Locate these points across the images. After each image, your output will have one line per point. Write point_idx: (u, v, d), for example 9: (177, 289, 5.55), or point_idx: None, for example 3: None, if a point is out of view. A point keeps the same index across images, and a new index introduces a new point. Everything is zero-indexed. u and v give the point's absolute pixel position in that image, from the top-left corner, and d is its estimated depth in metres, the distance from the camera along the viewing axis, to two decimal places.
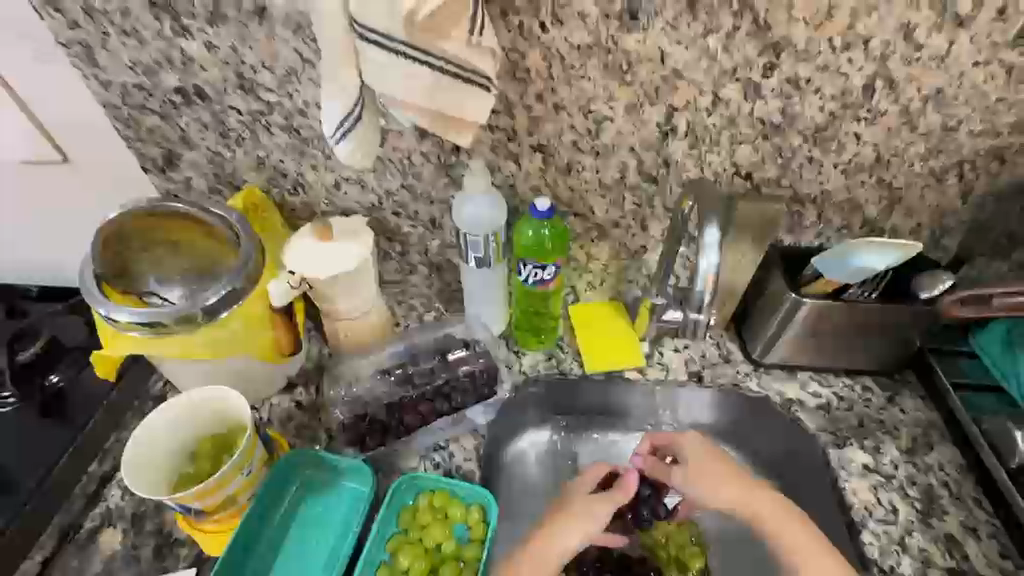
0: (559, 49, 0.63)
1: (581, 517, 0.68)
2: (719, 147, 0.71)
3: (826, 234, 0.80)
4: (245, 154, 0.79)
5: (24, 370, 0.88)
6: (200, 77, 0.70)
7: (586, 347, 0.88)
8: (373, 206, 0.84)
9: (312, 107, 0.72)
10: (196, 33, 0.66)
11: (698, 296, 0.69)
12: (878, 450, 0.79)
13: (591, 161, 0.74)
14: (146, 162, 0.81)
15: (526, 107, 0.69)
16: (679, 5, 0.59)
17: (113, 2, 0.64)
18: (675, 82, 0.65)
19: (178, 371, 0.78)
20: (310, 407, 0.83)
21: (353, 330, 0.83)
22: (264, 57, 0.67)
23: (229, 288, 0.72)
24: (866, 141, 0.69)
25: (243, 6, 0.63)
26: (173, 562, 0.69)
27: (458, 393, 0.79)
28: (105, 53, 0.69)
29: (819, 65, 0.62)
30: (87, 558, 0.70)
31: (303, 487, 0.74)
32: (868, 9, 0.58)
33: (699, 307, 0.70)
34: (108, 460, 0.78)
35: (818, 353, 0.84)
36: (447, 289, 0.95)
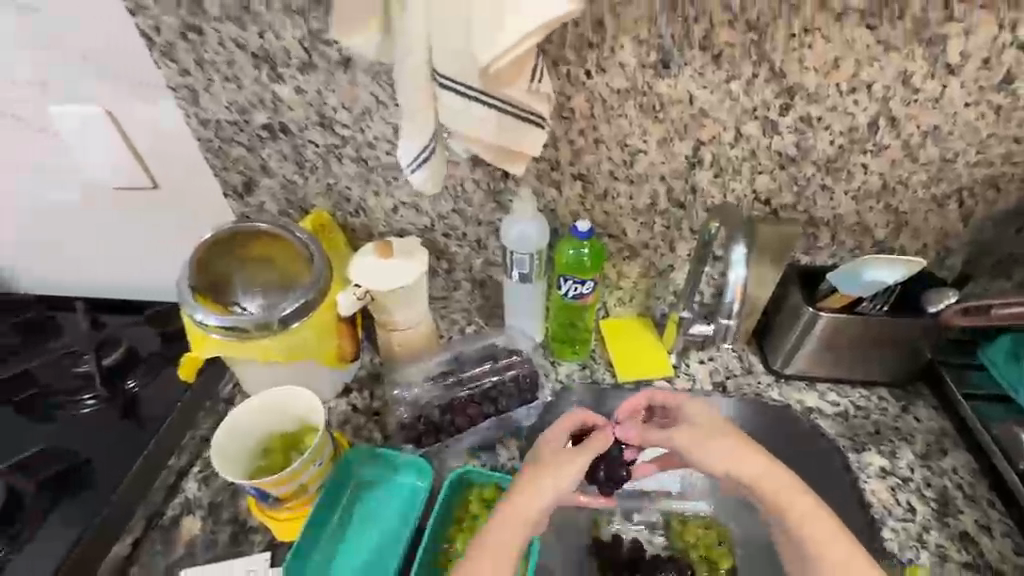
0: (601, 92, 0.73)
1: (564, 472, 0.68)
2: (741, 176, 0.80)
3: (839, 255, 0.87)
4: (316, 181, 0.89)
5: (111, 372, 0.95)
6: (286, 115, 0.81)
7: (618, 358, 0.96)
8: (426, 228, 0.94)
9: (380, 140, 0.82)
10: (288, 79, 0.77)
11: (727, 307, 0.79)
12: (894, 455, 0.86)
13: (626, 188, 0.83)
14: (228, 188, 0.91)
15: (570, 141, 0.78)
16: (707, 56, 0.69)
17: (220, 55, 0.75)
18: (702, 120, 0.74)
19: (250, 374, 0.86)
20: (366, 409, 0.91)
21: (404, 340, 0.91)
22: (344, 100, 0.78)
23: (302, 301, 0.80)
24: (873, 171, 0.77)
25: (331, 57, 0.74)
26: (249, 546, 0.76)
27: (503, 397, 0.87)
28: (206, 95, 0.80)
29: (829, 106, 0.71)
30: (171, 542, 0.77)
31: (367, 480, 0.82)
32: (871, 60, 0.67)
33: (728, 314, 0.79)
34: (185, 455, 0.85)
35: (834, 366, 0.91)
36: (487, 305, 1.03)
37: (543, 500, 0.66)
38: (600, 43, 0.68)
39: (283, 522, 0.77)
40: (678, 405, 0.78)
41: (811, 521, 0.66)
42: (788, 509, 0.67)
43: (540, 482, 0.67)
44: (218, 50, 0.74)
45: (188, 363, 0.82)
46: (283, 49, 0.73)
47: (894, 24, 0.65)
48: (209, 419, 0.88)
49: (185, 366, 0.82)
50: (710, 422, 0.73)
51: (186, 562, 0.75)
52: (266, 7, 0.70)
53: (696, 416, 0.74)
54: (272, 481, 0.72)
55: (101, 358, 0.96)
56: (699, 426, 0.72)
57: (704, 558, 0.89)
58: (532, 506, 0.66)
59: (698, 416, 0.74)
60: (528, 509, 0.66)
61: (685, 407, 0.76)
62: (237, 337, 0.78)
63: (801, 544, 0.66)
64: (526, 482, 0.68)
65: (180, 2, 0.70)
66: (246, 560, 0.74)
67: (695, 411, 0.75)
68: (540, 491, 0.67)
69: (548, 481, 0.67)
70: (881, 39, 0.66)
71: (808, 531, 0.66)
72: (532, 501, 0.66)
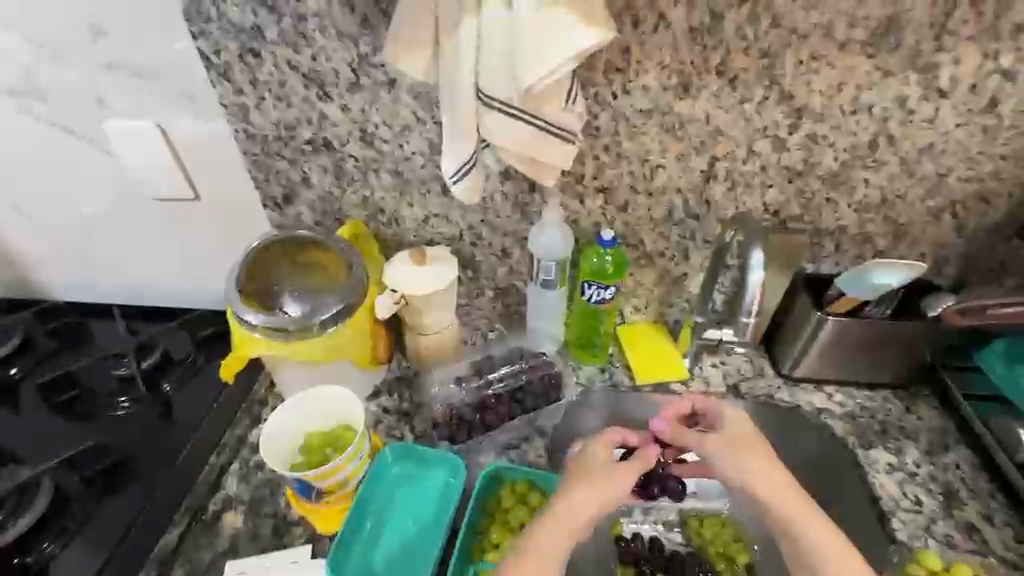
0: (626, 112, 0.79)
1: (609, 482, 0.69)
2: (752, 189, 0.86)
3: (843, 263, 0.93)
4: (352, 193, 0.94)
5: (151, 374, 0.99)
6: (330, 131, 0.86)
7: (636, 361, 1.00)
8: (454, 237, 0.98)
9: (416, 155, 0.88)
10: (334, 98, 0.83)
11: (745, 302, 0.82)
12: (901, 452, 0.90)
13: (645, 200, 0.89)
14: (267, 199, 0.95)
15: (595, 156, 0.84)
16: (723, 80, 0.76)
17: (274, 75, 0.81)
18: (717, 138, 0.81)
19: (290, 372, 0.90)
20: (397, 411, 0.94)
21: (434, 344, 0.96)
22: (386, 117, 0.84)
23: (342, 303, 0.85)
24: (873, 185, 0.84)
25: (377, 78, 0.80)
26: (290, 539, 0.80)
27: (530, 397, 0.91)
28: (256, 112, 0.85)
29: (833, 125, 0.78)
30: (214, 535, 0.80)
31: (401, 476, 0.85)
32: (871, 84, 0.75)
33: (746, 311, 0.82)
34: (225, 452, 0.88)
35: (841, 369, 0.96)
36: (508, 312, 1.08)
37: (590, 510, 0.67)
38: (626, 67, 0.75)
39: (324, 515, 0.80)
40: (720, 413, 0.79)
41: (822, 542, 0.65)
42: (802, 522, 0.67)
43: (586, 491, 0.68)
44: (272, 71, 0.80)
45: (234, 362, 0.84)
46: (333, 71, 0.80)
47: (891, 53, 0.72)
48: (246, 419, 0.92)
49: (230, 365, 0.84)
50: (746, 432, 0.75)
51: (230, 554, 0.79)
52: (320, 32, 0.76)
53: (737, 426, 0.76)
54: (314, 474, 0.75)
55: (139, 361, 1.00)
56: (737, 435, 0.74)
57: (721, 554, 0.93)
58: (577, 515, 0.67)
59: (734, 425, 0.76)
60: (576, 514, 0.67)
61: (727, 415, 0.78)
62: (282, 335, 0.83)
63: (806, 546, 0.66)
64: (573, 488, 0.69)
65: (241, 28, 0.77)
66: (287, 552, 0.77)
67: (732, 419, 0.78)
68: (587, 498, 0.68)
69: (595, 492, 0.68)
70: (879, 66, 0.73)
71: (814, 534, 0.66)
72: (579, 508, 0.67)
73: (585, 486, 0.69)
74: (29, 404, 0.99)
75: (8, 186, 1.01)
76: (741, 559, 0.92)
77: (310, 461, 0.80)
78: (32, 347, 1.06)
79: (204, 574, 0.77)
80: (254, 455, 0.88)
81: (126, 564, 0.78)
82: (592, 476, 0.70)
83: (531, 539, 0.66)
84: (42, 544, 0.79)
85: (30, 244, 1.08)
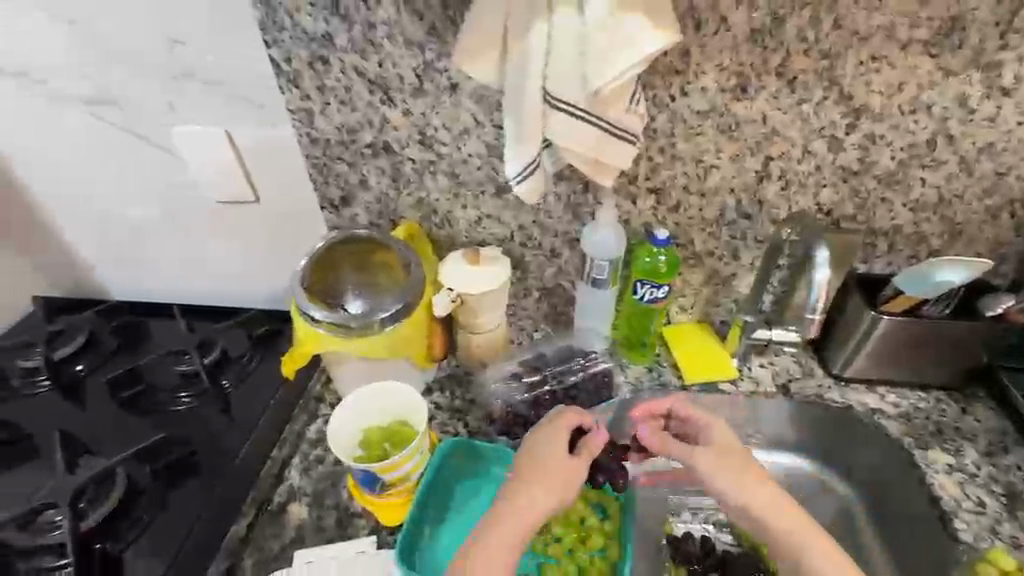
0: (683, 113, 0.81)
1: (563, 483, 0.73)
2: (806, 188, 0.87)
3: (896, 263, 0.93)
4: (408, 195, 0.96)
5: (213, 369, 1.01)
6: (391, 135, 0.89)
7: (685, 361, 1.00)
8: (505, 238, 1.00)
9: (473, 157, 0.90)
10: (398, 103, 0.86)
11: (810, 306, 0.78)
12: (959, 453, 0.90)
13: (697, 201, 0.90)
14: (324, 201, 0.98)
15: (649, 157, 0.86)
16: (782, 82, 0.77)
17: (341, 82, 0.84)
18: (774, 138, 0.82)
19: (346, 370, 0.92)
20: (450, 407, 0.96)
21: (485, 342, 0.97)
22: (446, 120, 0.87)
23: (401, 302, 0.87)
24: (929, 184, 0.84)
25: (440, 83, 0.83)
26: (354, 530, 0.82)
27: (584, 394, 0.93)
28: (321, 117, 0.88)
29: (891, 125, 0.79)
30: (281, 526, 0.83)
31: (459, 470, 0.87)
32: (932, 84, 0.75)
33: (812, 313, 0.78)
34: (286, 446, 0.91)
35: (892, 369, 0.96)
36: (553, 312, 1.08)
37: (546, 508, 0.71)
38: (686, 69, 0.77)
39: (387, 509, 0.82)
40: (702, 422, 0.83)
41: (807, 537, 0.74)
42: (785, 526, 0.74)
43: (545, 493, 0.72)
44: (339, 77, 0.84)
45: (298, 357, 0.88)
46: (398, 76, 0.83)
47: (953, 53, 0.73)
48: (304, 415, 0.94)
49: (294, 360, 0.88)
50: (731, 445, 0.80)
51: (297, 544, 0.81)
52: (388, 39, 0.79)
53: (720, 439, 0.80)
54: (380, 467, 0.77)
55: (202, 356, 1.02)
56: (722, 449, 0.79)
57: None
58: (537, 512, 0.70)
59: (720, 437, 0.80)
60: (530, 513, 0.70)
61: (708, 425, 0.82)
62: (344, 332, 0.85)
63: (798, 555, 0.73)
64: (529, 488, 0.72)
65: (313, 36, 0.80)
66: (354, 543, 0.80)
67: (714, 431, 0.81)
68: (544, 500, 0.71)
69: (547, 490, 0.72)
70: (941, 66, 0.74)
71: (808, 540, 0.73)
72: (532, 509, 0.71)
73: (547, 488, 0.72)
74: (94, 400, 1.01)
75: (78, 190, 1.05)
76: None
77: (370, 454, 0.82)
78: (94, 344, 1.08)
79: (273, 563, 0.80)
80: (314, 449, 0.91)
81: (200, 553, 0.80)
82: (554, 477, 0.73)
83: (490, 535, 0.69)
84: (117, 533, 0.81)
85: (94, 245, 1.13)
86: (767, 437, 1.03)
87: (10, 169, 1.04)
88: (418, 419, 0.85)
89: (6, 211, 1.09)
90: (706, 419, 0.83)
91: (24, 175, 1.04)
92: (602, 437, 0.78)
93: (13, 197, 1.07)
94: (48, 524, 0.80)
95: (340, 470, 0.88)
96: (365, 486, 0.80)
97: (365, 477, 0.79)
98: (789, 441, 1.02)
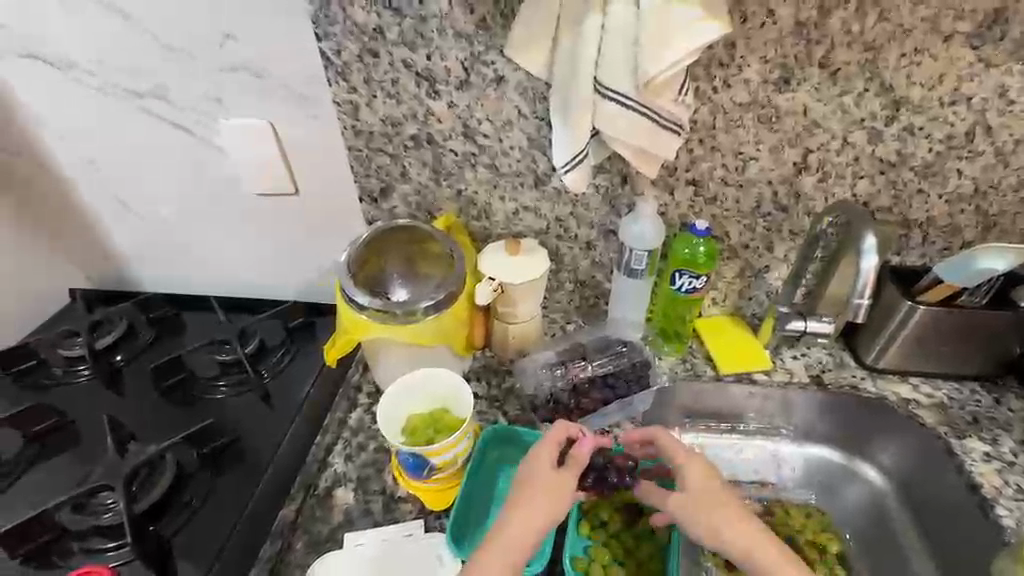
0: (725, 105, 0.83)
1: (549, 503, 0.71)
2: (843, 180, 0.88)
3: (929, 255, 0.95)
4: (447, 187, 0.97)
5: (254, 358, 1.02)
6: (434, 127, 0.91)
7: (718, 352, 1.01)
8: (542, 230, 1.00)
9: (514, 149, 0.92)
10: (444, 95, 0.88)
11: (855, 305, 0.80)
12: (996, 441, 0.91)
13: (734, 193, 0.91)
14: (363, 193, 0.99)
15: (689, 149, 0.87)
16: (824, 75, 0.79)
17: (389, 74, 0.87)
18: (813, 130, 0.84)
19: (388, 359, 0.94)
20: (488, 396, 0.97)
21: (521, 333, 0.98)
22: (490, 112, 0.89)
23: (446, 291, 0.88)
24: (966, 175, 0.86)
25: (487, 76, 0.85)
26: (401, 514, 0.84)
27: (622, 382, 0.94)
28: (367, 109, 0.90)
29: (930, 116, 0.81)
30: (328, 510, 0.84)
31: (502, 457, 0.89)
32: (970, 76, 0.78)
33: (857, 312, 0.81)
34: (329, 433, 0.92)
35: (926, 360, 0.97)
36: (585, 304, 1.08)
37: (535, 532, 0.70)
38: (730, 62, 0.79)
39: (433, 495, 0.83)
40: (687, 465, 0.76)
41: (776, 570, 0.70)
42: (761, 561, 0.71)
43: (530, 515, 0.70)
44: (388, 70, 0.86)
45: (341, 344, 0.89)
46: (445, 69, 0.85)
47: (995, 45, 0.76)
48: (345, 402, 0.96)
49: (337, 346, 0.90)
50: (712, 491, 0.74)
51: (346, 526, 0.82)
52: (438, 33, 0.82)
53: (700, 483, 0.74)
54: (430, 450, 0.78)
55: (242, 346, 1.02)
56: (705, 496, 0.73)
57: (812, 543, 0.93)
58: (523, 536, 0.69)
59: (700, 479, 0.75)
60: (519, 540, 0.69)
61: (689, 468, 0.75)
62: (389, 319, 0.86)
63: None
64: (517, 513, 0.71)
65: (364, 29, 0.83)
66: (405, 527, 0.82)
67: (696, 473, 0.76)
68: (530, 526, 0.70)
69: (537, 515, 0.70)
70: (982, 58, 0.77)
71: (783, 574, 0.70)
72: (521, 536, 0.69)
73: (542, 503, 0.71)
74: (134, 389, 1.01)
75: (120, 183, 1.07)
76: (833, 548, 0.92)
77: (414, 438, 0.82)
78: (132, 335, 1.09)
79: (324, 545, 0.81)
80: (356, 436, 0.92)
81: (249, 536, 0.81)
82: (538, 499, 0.71)
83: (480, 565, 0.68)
84: (167, 517, 0.83)
85: (132, 238, 1.15)
86: (797, 429, 1.04)
87: (55, 162, 1.06)
88: (461, 403, 0.87)
89: (49, 203, 1.11)
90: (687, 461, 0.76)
91: (69, 168, 1.07)
92: (587, 444, 0.76)
93: (57, 190, 1.10)
94: (102, 506, 0.82)
95: (384, 455, 0.89)
96: (414, 471, 0.81)
97: (415, 461, 0.80)
98: (819, 433, 1.03)
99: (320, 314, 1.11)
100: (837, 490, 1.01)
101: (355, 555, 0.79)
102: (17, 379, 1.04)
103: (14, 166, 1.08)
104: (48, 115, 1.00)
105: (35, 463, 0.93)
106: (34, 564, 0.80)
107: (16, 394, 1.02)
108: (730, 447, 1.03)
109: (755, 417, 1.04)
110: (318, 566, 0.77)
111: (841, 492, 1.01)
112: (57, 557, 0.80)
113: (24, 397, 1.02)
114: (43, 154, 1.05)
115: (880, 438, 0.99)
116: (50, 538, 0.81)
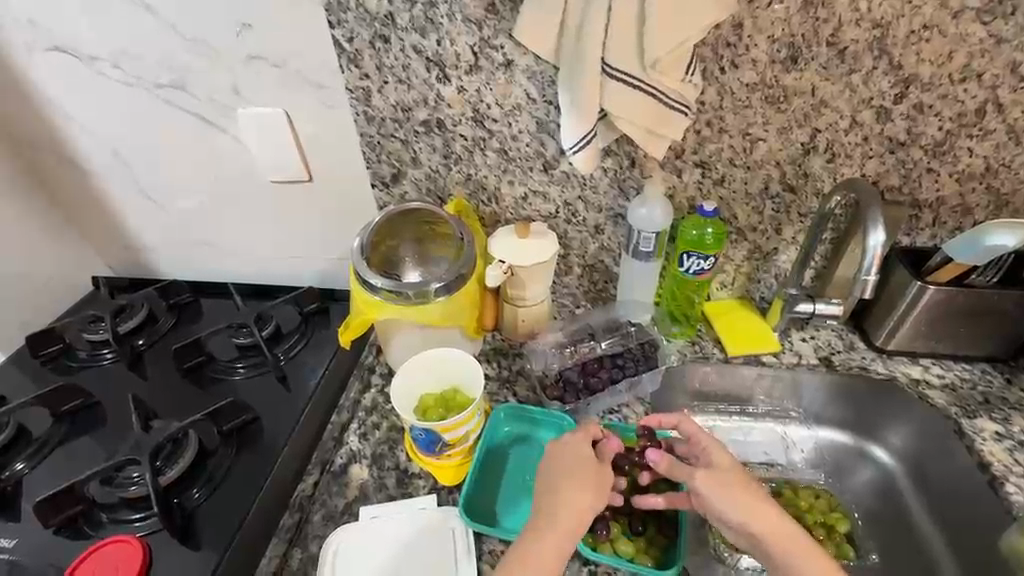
0: (732, 86, 0.83)
1: (595, 491, 0.72)
2: (852, 160, 0.88)
3: (939, 235, 0.94)
4: (457, 172, 0.99)
5: (270, 341, 1.05)
6: (444, 112, 0.93)
7: (726, 334, 1.02)
8: (550, 214, 1.01)
9: (524, 134, 0.93)
10: (454, 79, 0.89)
11: (862, 282, 0.80)
12: (1007, 421, 0.90)
13: (742, 174, 0.92)
14: (376, 179, 1.02)
15: (696, 130, 0.88)
16: (831, 53, 0.80)
17: (399, 60, 0.89)
18: (821, 109, 0.84)
19: (402, 339, 0.96)
20: (498, 377, 0.99)
21: (531, 314, 1.00)
22: (498, 96, 0.90)
23: (459, 274, 0.90)
24: (977, 153, 0.86)
25: (495, 60, 0.87)
26: (414, 489, 0.86)
27: (630, 362, 0.93)
28: (379, 95, 0.92)
29: (940, 94, 0.81)
30: (344, 484, 0.87)
31: (513, 439, 0.92)
32: (981, 52, 0.78)
33: (862, 291, 0.80)
34: (345, 412, 0.95)
35: (936, 341, 0.96)
36: (593, 290, 1.10)
37: (586, 511, 0.71)
38: (737, 42, 0.80)
39: (444, 470, 0.86)
40: (704, 447, 0.77)
41: (794, 550, 0.69)
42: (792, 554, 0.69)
43: (581, 492, 0.72)
44: (398, 55, 0.88)
45: (355, 325, 0.91)
46: (455, 53, 0.87)
47: (1005, 20, 0.75)
48: (358, 384, 0.99)
49: (352, 328, 0.92)
50: (730, 468, 0.74)
51: (362, 501, 0.85)
52: (448, 17, 0.84)
53: (720, 460, 0.75)
54: (443, 426, 0.80)
55: (259, 329, 1.04)
56: (725, 475, 0.73)
57: (822, 524, 0.91)
58: (578, 515, 0.70)
59: (718, 459, 0.75)
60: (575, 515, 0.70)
61: (708, 445, 0.76)
62: (401, 299, 0.88)
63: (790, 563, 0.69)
64: (566, 488, 0.72)
65: (375, 16, 0.85)
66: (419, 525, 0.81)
67: (717, 456, 0.75)
68: (583, 503, 0.71)
69: (592, 494, 0.72)
70: (993, 33, 0.76)
71: (796, 563, 0.69)
72: (576, 511, 0.70)
73: (586, 489, 0.72)
74: (155, 372, 1.05)
75: (142, 173, 1.10)
76: (841, 527, 0.90)
77: (426, 416, 0.84)
78: (153, 321, 1.12)
79: (340, 518, 0.84)
80: (370, 415, 0.95)
81: (269, 509, 0.84)
82: (588, 482, 0.73)
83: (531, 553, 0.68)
84: (190, 491, 0.86)
85: (153, 226, 1.18)
86: (807, 412, 1.05)
87: (79, 151, 1.09)
88: (474, 383, 0.88)
89: (72, 191, 1.15)
90: (708, 440, 0.77)
91: (93, 159, 1.10)
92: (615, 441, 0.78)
93: (80, 177, 1.13)
94: (129, 479, 0.85)
95: (398, 434, 0.92)
96: (425, 447, 0.83)
97: (428, 437, 0.82)
98: (829, 419, 1.05)
99: (334, 300, 1.14)
100: (848, 472, 1.01)
101: (372, 548, 0.79)
102: (46, 362, 1.08)
103: (41, 157, 1.11)
104: (72, 108, 1.04)
105: (63, 442, 0.96)
106: (68, 534, 0.84)
107: (44, 377, 1.07)
108: (737, 428, 1.05)
109: (764, 399, 1.05)
110: (330, 557, 0.78)
111: (851, 475, 1.01)
112: (89, 527, 0.84)
113: (52, 379, 1.06)
114: (69, 145, 1.09)
115: (887, 419, 1.00)
116: (79, 511, 0.84)
